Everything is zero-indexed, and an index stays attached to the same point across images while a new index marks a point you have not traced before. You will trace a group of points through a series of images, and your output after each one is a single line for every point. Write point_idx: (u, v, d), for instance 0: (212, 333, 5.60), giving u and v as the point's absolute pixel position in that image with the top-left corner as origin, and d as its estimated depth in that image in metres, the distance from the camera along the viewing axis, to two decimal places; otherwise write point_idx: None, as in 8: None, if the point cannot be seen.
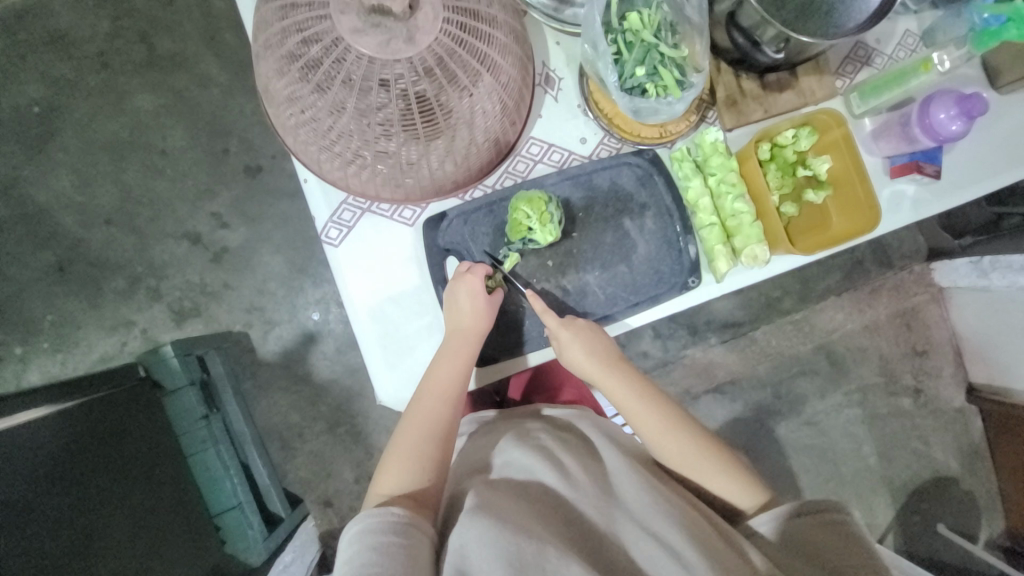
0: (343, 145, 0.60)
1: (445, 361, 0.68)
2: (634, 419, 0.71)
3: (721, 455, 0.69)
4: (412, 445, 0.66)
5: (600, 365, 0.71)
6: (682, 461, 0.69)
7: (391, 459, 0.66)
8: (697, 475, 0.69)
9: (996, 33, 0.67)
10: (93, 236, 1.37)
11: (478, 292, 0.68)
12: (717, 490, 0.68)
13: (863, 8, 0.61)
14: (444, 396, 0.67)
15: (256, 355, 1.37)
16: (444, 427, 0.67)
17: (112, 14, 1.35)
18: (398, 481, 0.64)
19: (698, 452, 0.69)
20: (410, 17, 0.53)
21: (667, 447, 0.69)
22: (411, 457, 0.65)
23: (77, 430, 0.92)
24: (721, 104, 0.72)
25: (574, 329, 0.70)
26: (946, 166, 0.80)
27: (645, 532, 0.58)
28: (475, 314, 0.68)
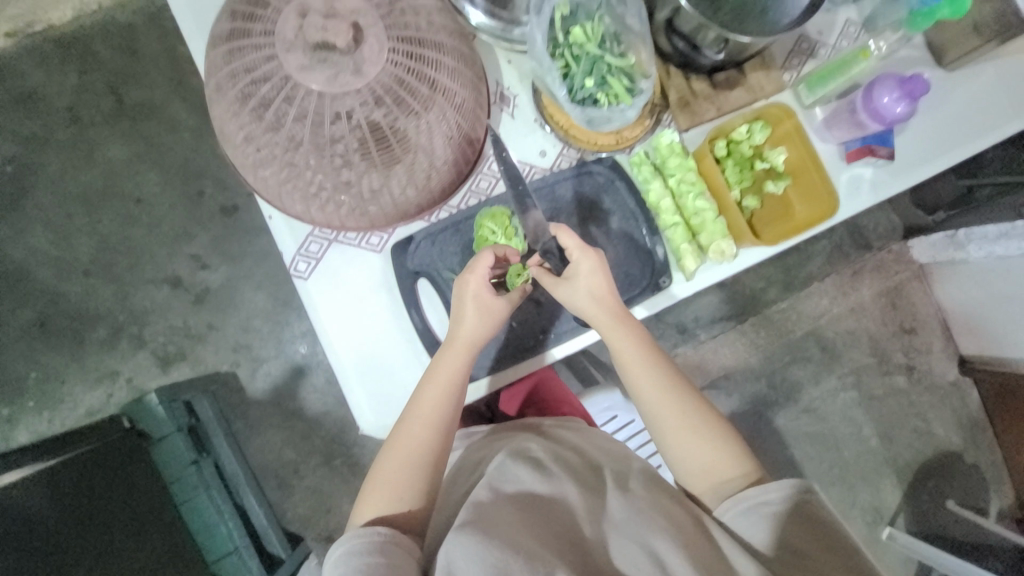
0: (302, 179, 0.61)
1: (443, 375, 0.66)
2: (631, 364, 0.69)
3: (710, 423, 0.68)
4: (401, 462, 0.64)
5: (602, 311, 0.67)
6: (671, 424, 0.68)
7: (379, 478, 0.64)
8: (682, 443, 0.68)
9: (929, 14, 0.71)
10: (72, 288, 1.36)
11: (487, 295, 0.66)
12: (710, 448, 0.67)
13: (795, 5, 0.64)
14: (434, 415, 0.65)
15: (245, 394, 1.36)
16: (438, 442, 0.65)
17: (78, 69, 1.37)
18: (387, 500, 0.63)
19: (687, 419, 0.68)
20: (355, 50, 0.54)
21: (659, 405, 0.69)
22: (400, 475, 0.63)
23: (61, 488, 0.90)
24: (674, 107, 0.74)
25: (589, 266, 0.66)
26: (902, 145, 0.82)
27: (626, 536, 0.59)
28: (480, 322, 0.66)
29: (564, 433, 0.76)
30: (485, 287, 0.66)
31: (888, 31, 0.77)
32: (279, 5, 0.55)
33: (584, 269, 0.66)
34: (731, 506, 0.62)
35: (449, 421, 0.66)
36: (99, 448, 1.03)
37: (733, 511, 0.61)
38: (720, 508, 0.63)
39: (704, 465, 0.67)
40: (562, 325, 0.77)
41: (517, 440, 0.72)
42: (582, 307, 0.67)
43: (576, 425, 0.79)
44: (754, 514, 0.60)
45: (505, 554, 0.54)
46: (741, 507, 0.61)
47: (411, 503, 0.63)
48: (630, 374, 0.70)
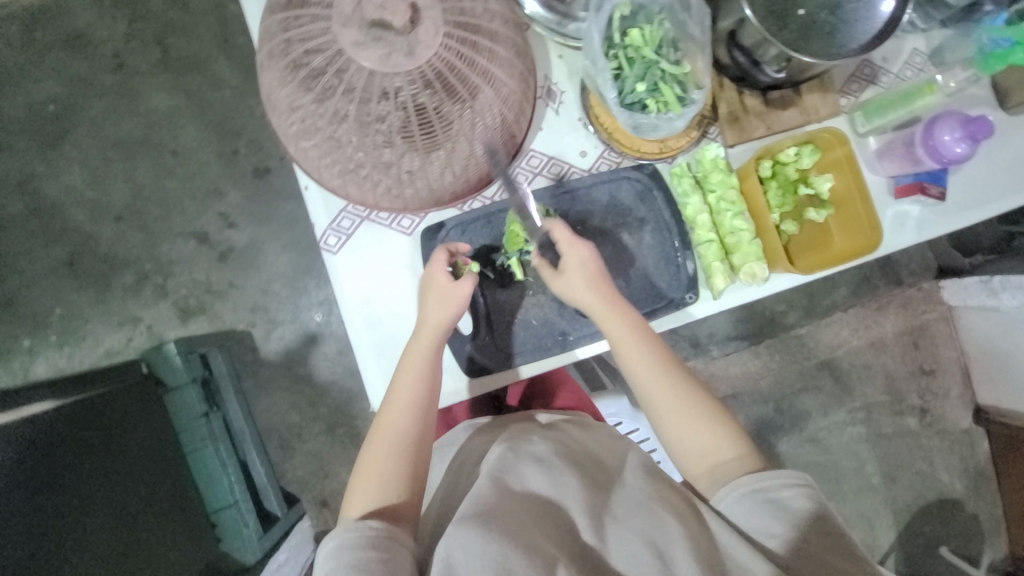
0: (342, 154, 0.61)
1: (411, 360, 0.67)
2: (629, 349, 0.67)
3: (703, 405, 0.67)
4: (384, 450, 0.65)
5: (597, 296, 0.67)
6: (667, 407, 0.67)
7: (365, 468, 0.65)
8: (679, 425, 0.67)
9: (1004, 56, 0.69)
10: (103, 232, 1.39)
11: (444, 284, 0.67)
12: (705, 434, 0.66)
13: (866, 29, 0.61)
14: (406, 400, 0.65)
15: (258, 354, 1.38)
16: (416, 427, 0.66)
17: (129, 16, 1.38)
18: (373, 490, 0.63)
19: (681, 403, 0.67)
20: (411, 32, 0.54)
21: (654, 389, 0.68)
22: (384, 464, 0.64)
23: (78, 420, 0.94)
24: (723, 121, 0.72)
25: (578, 261, 0.67)
26: (954, 186, 0.79)
27: (625, 530, 0.60)
28: (439, 307, 0.66)
29: (570, 429, 0.77)
30: (445, 272, 0.67)
31: (957, 68, 0.75)
32: None
33: (574, 259, 0.67)
34: (727, 490, 0.62)
35: (421, 404, 0.66)
36: (117, 390, 1.06)
37: (728, 495, 0.62)
38: (718, 494, 0.63)
39: (701, 450, 0.66)
40: (581, 329, 0.75)
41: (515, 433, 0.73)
42: (574, 291, 0.67)
43: (581, 421, 0.81)
44: (755, 501, 0.60)
45: (505, 550, 0.55)
46: (738, 492, 0.61)
47: (395, 492, 0.63)
48: (624, 358, 0.68)
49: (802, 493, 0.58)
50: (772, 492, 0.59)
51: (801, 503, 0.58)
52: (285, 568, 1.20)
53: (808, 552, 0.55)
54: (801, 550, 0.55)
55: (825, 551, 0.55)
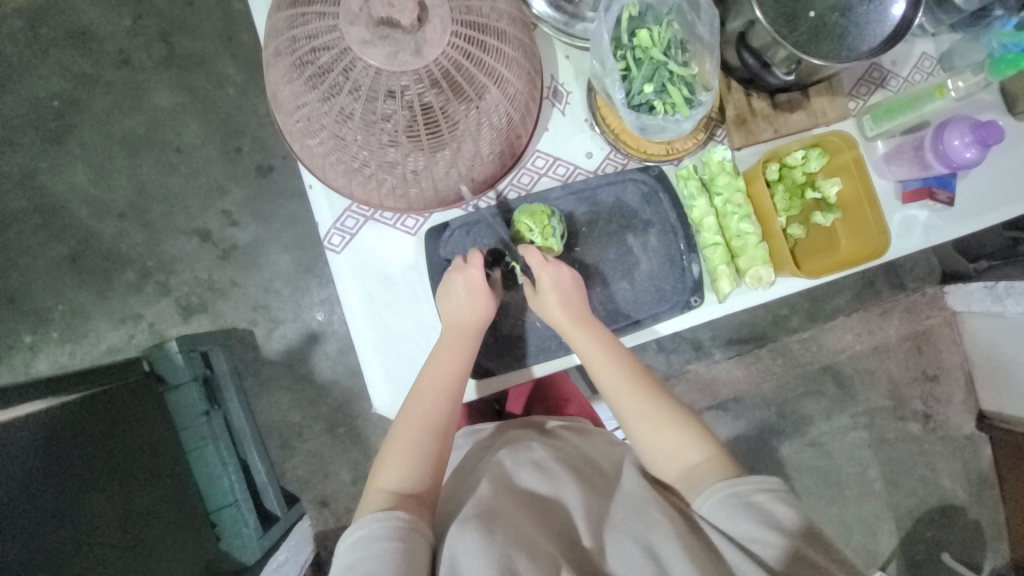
0: (348, 153, 0.61)
1: (448, 349, 0.66)
2: (594, 359, 0.68)
3: (672, 412, 0.67)
4: (411, 437, 0.64)
5: (566, 314, 0.67)
6: (632, 413, 0.67)
7: (391, 455, 0.63)
8: (649, 430, 0.66)
9: (1014, 61, 0.71)
10: (106, 229, 1.39)
11: (478, 283, 0.66)
12: (673, 438, 0.65)
13: (877, 32, 0.60)
14: (444, 389, 0.65)
15: (259, 352, 1.38)
16: (445, 416, 0.65)
17: (134, 12, 1.38)
18: (398, 479, 0.61)
19: (648, 411, 0.67)
20: (418, 30, 0.53)
21: (618, 397, 0.68)
22: (411, 452, 0.63)
23: (82, 419, 0.93)
24: (731, 123, 0.72)
25: (550, 280, 0.66)
26: (960, 193, 0.79)
27: (622, 534, 0.59)
28: (476, 307, 0.66)
29: (568, 435, 0.78)
30: (482, 274, 0.66)
31: (969, 73, 0.74)
32: None
33: (547, 282, 0.67)
34: (705, 496, 0.60)
35: (454, 393, 0.66)
36: (120, 388, 1.05)
37: (707, 502, 0.60)
38: (697, 500, 0.61)
39: (673, 454, 0.65)
40: None
41: (517, 443, 0.73)
42: (545, 310, 0.67)
43: (580, 427, 0.82)
44: (734, 505, 0.57)
45: (508, 550, 0.55)
46: (716, 496, 0.59)
47: (419, 482, 0.62)
48: (592, 370, 0.69)
49: (777, 496, 0.57)
50: (747, 495, 0.57)
51: (778, 506, 0.56)
52: (285, 568, 1.21)
53: (800, 558, 0.52)
54: (786, 553, 0.53)
55: (819, 555, 0.54)
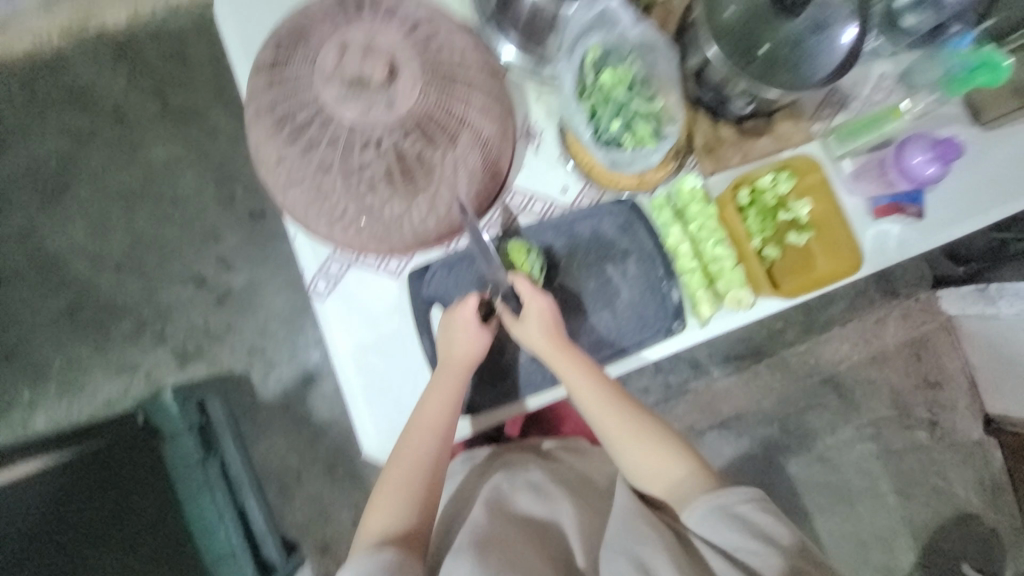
0: (327, 204, 0.62)
1: (437, 387, 0.65)
2: (577, 388, 0.67)
3: (656, 433, 0.68)
4: (403, 475, 0.63)
5: (551, 344, 0.66)
6: (615, 432, 0.67)
7: (382, 493, 0.64)
8: (632, 447, 0.67)
9: (966, 80, 0.71)
10: (102, 281, 1.41)
11: (472, 322, 0.65)
12: (654, 455, 0.67)
13: (829, 59, 0.62)
14: (432, 429, 0.64)
15: (256, 396, 1.38)
16: (435, 455, 0.64)
17: (129, 71, 1.44)
18: (390, 517, 0.62)
19: (631, 433, 0.67)
20: (389, 86, 0.56)
21: (599, 418, 0.68)
22: (404, 490, 0.63)
23: (80, 475, 1.01)
24: (699, 151, 0.74)
25: (537, 311, 0.66)
26: (935, 203, 0.80)
27: (613, 551, 0.61)
28: (466, 344, 0.65)
29: (566, 455, 0.78)
30: (475, 312, 0.66)
31: (924, 92, 0.77)
32: (321, 37, 0.57)
33: (534, 310, 0.67)
34: (690, 509, 0.61)
35: (445, 431, 0.65)
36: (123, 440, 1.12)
37: (691, 515, 0.60)
38: (682, 513, 0.61)
39: (655, 470, 0.66)
40: None
41: (513, 464, 0.74)
42: (527, 339, 0.67)
43: (577, 446, 0.81)
44: (721, 520, 0.58)
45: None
46: (701, 508, 0.60)
47: (411, 521, 0.62)
48: (575, 400, 0.68)
49: (758, 503, 0.58)
50: (731, 508, 0.59)
51: (760, 516, 0.57)
52: None
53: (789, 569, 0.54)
54: (768, 563, 0.55)
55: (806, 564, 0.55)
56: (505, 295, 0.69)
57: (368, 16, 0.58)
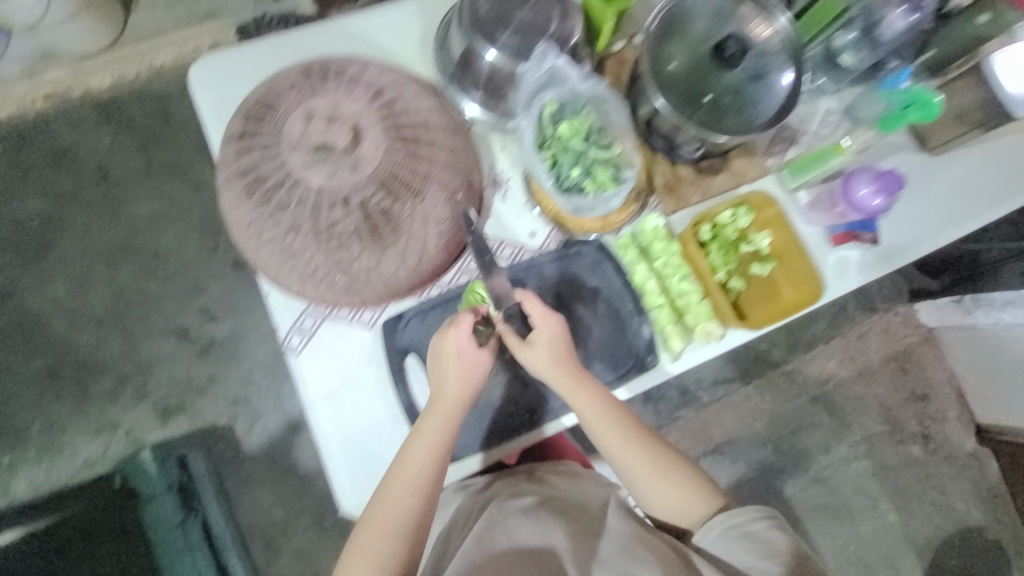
0: (297, 263, 0.64)
1: (430, 424, 0.64)
2: (589, 416, 0.67)
3: (671, 464, 0.69)
4: (392, 514, 0.63)
5: (564, 373, 0.66)
6: (630, 461, 0.68)
7: (370, 531, 0.63)
8: (646, 478, 0.69)
9: (900, 118, 0.76)
10: (84, 339, 1.40)
11: (467, 348, 0.64)
12: (666, 487, 0.69)
13: (769, 104, 0.66)
14: (426, 468, 0.64)
15: (240, 449, 1.35)
16: (426, 488, 0.64)
17: (111, 131, 1.47)
18: (379, 556, 0.62)
19: (648, 462, 0.69)
20: (353, 150, 0.59)
21: (614, 446, 0.68)
22: (392, 529, 0.63)
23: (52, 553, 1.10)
24: (660, 191, 0.77)
25: (548, 336, 0.65)
26: (889, 228, 0.84)
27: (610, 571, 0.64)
28: (459, 377, 0.64)
29: (558, 480, 0.78)
30: (468, 334, 0.64)
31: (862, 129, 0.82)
32: (288, 107, 0.60)
33: (544, 334, 0.66)
34: (707, 531, 0.66)
35: (435, 468, 0.64)
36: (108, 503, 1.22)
37: (707, 536, 0.66)
38: (698, 533, 0.67)
39: (668, 499, 0.69)
40: (547, 405, 0.76)
41: (506, 491, 0.74)
42: (535, 365, 0.66)
43: (567, 468, 0.81)
44: (734, 536, 0.65)
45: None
46: (718, 530, 0.66)
47: (400, 558, 0.63)
48: (590, 427, 0.68)
49: (772, 523, 0.65)
50: (745, 527, 0.65)
51: (772, 533, 0.64)
52: None
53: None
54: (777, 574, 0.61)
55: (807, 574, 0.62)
56: (510, 313, 0.68)
57: (332, 86, 0.61)
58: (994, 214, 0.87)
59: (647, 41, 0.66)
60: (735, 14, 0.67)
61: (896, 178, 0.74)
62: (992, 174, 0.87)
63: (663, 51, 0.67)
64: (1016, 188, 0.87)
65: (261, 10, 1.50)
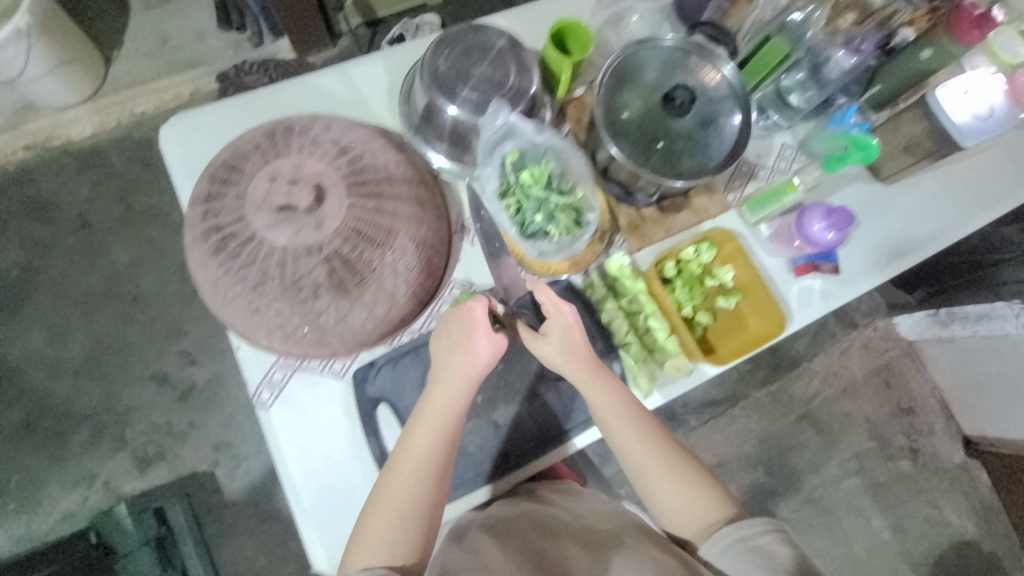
0: (263, 319, 0.64)
1: (441, 401, 0.64)
2: (602, 410, 0.67)
3: (681, 465, 0.68)
4: (395, 505, 0.62)
5: (574, 359, 0.66)
6: (641, 457, 0.67)
7: (371, 523, 0.62)
8: (657, 477, 0.67)
9: (843, 158, 0.79)
10: (61, 388, 1.38)
11: (479, 325, 0.65)
12: (676, 490, 0.67)
13: (718, 151, 0.70)
14: (436, 444, 0.63)
15: (223, 495, 1.33)
16: (437, 466, 0.63)
17: (91, 179, 1.48)
18: (380, 548, 0.61)
19: (658, 460, 0.67)
20: (317, 210, 0.61)
21: (625, 439, 0.67)
22: (394, 521, 0.62)
23: None
24: (625, 230, 0.79)
25: (558, 320, 0.66)
26: (849, 258, 0.86)
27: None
28: (470, 353, 0.65)
29: (557, 499, 0.75)
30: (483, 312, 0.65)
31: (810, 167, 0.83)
32: (252, 171, 0.62)
33: (556, 325, 0.67)
34: (715, 543, 0.64)
35: (438, 458, 0.63)
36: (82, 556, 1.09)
37: (715, 548, 0.64)
38: (705, 544, 0.64)
39: (678, 503, 0.67)
40: (520, 449, 0.74)
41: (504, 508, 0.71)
42: (545, 347, 0.67)
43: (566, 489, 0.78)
44: (740, 549, 0.62)
45: None
46: (725, 542, 0.63)
47: (408, 542, 0.62)
48: (603, 420, 0.68)
49: (779, 536, 0.62)
50: (751, 539, 0.62)
51: (778, 546, 0.61)
52: None
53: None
54: None
55: None
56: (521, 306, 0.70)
57: (295, 148, 0.64)
58: (951, 239, 0.90)
59: (600, 91, 0.69)
60: (682, 65, 0.71)
61: (848, 213, 0.78)
62: (945, 200, 0.91)
63: (615, 99, 0.70)
64: (969, 213, 0.90)
65: (240, 56, 1.53)
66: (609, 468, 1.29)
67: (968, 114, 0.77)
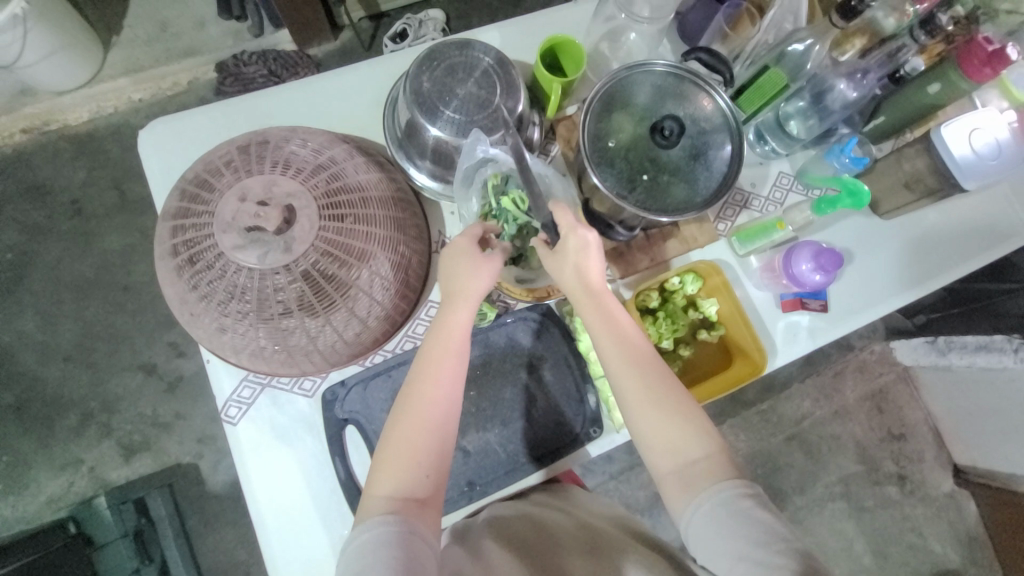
0: (231, 337, 0.63)
1: (449, 326, 0.60)
2: (602, 335, 0.62)
3: (681, 404, 0.60)
4: (417, 435, 0.57)
5: (582, 286, 0.62)
6: (636, 392, 0.60)
7: (389, 454, 0.57)
8: (657, 415, 0.60)
9: (834, 202, 0.77)
10: (50, 373, 1.39)
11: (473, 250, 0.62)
12: (676, 430, 0.59)
13: (708, 183, 0.67)
14: (442, 368, 0.59)
15: (204, 487, 1.34)
16: (446, 388, 0.59)
17: (87, 165, 1.47)
18: (399, 481, 0.56)
19: (656, 396, 0.60)
20: (286, 231, 0.59)
21: (620, 374, 0.61)
22: (415, 453, 0.57)
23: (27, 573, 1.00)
24: (609, 257, 0.78)
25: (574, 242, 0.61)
26: (839, 295, 0.84)
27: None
28: (467, 276, 0.61)
29: (552, 500, 0.72)
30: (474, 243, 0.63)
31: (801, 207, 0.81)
32: (223, 188, 0.61)
33: (571, 246, 0.61)
34: (694, 506, 0.56)
35: (456, 390, 0.59)
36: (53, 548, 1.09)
37: (696, 512, 0.56)
38: (702, 493, 0.56)
39: (676, 445, 0.59)
40: (487, 476, 0.74)
41: (504, 508, 0.70)
42: (561, 273, 0.63)
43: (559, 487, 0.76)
44: (725, 510, 0.54)
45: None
46: (704, 506, 0.55)
47: (421, 476, 0.56)
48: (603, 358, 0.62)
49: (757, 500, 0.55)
50: (735, 497, 0.55)
51: (761, 512, 0.54)
52: None
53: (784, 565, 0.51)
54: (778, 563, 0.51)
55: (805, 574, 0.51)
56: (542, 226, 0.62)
57: (269, 165, 0.62)
58: (949, 278, 0.87)
59: (588, 116, 0.67)
60: (675, 91, 0.69)
61: (837, 255, 0.76)
62: (948, 238, 0.88)
63: (602, 125, 0.68)
64: (969, 252, 0.88)
65: (240, 46, 1.50)
66: (591, 480, 1.28)
67: (967, 148, 0.72)
